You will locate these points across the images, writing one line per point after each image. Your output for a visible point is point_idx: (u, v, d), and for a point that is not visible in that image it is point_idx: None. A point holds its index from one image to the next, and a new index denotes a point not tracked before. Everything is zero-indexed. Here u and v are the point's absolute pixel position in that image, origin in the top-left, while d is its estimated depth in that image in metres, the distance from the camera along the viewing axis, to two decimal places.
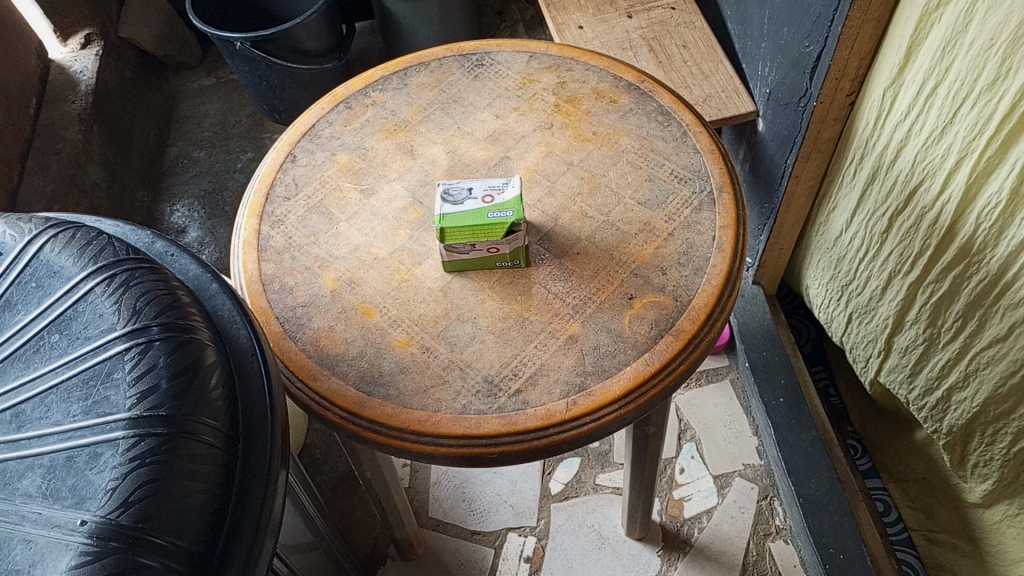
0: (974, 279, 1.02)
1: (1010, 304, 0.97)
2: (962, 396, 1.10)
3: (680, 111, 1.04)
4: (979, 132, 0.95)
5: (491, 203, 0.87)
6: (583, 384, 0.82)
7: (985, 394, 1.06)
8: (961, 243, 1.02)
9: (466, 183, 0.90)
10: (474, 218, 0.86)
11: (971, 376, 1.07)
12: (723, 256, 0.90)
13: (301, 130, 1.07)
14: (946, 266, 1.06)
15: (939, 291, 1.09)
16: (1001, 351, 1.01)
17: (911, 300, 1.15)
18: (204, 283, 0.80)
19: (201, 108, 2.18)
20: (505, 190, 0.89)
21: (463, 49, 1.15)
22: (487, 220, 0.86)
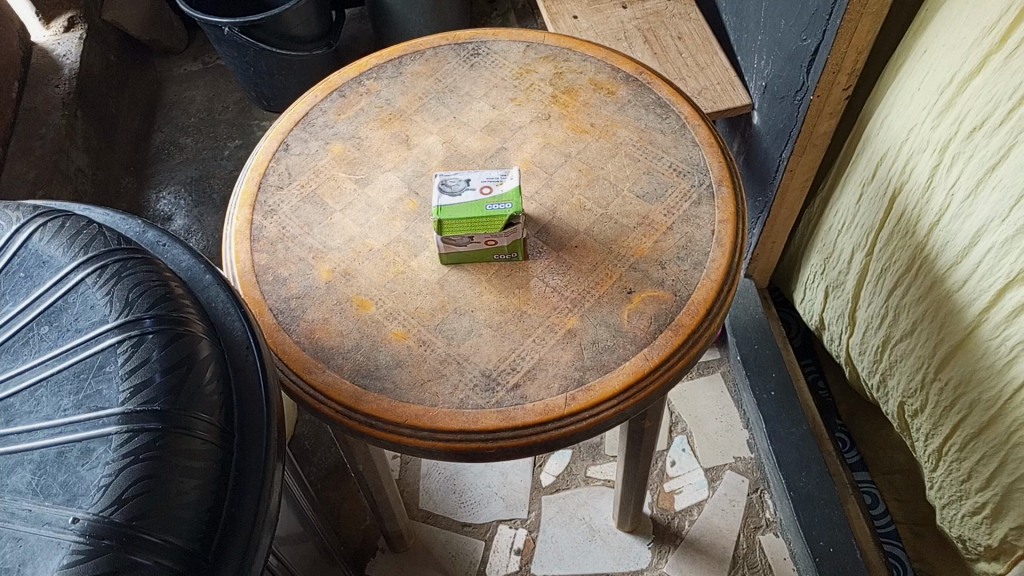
0: (919, 263, 1.09)
1: (941, 300, 1.05)
2: (899, 378, 1.18)
3: (678, 104, 1.03)
4: (951, 122, 1.00)
5: (489, 194, 0.86)
6: (582, 379, 0.82)
7: (912, 379, 1.15)
8: (915, 232, 1.09)
9: (464, 174, 0.89)
10: (471, 211, 0.85)
11: (904, 362, 1.16)
12: (722, 250, 0.89)
13: (294, 118, 1.05)
14: (899, 252, 1.13)
15: (891, 273, 1.16)
16: (926, 342, 1.10)
17: (871, 280, 1.22)
18: (198, 274, 0.78)
19: (187, 94, 2.14)
20: (503, 183, 0.87)
21: (458, 38, 1.13)
22: (484, 213, 0.84)
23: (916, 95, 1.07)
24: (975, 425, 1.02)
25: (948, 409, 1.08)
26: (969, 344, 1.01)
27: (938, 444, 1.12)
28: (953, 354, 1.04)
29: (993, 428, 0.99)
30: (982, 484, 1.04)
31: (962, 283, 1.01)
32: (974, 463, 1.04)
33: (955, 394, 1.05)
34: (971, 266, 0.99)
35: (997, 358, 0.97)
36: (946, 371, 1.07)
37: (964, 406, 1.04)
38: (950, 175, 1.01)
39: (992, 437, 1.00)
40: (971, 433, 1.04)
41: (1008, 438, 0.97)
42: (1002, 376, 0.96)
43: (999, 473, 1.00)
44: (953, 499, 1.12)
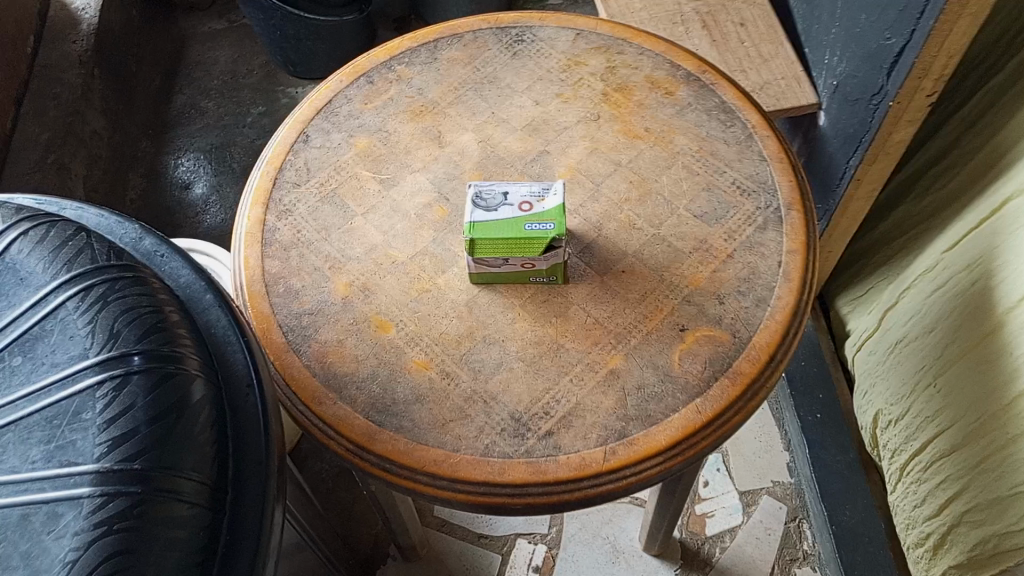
0: (978, 266, 1.07)
1: (962, 310, 1.09)
2: (890, 385, 1.23)
3: (745, 109, 0.91)
4: None
5: (529, 211, 0.76)
6: (624, 430, 0.73)
7: (902, 385, 1.19)
8: (971, 241, 1.10)
9: (501, 185, 0.79)
10: (508, 229, 0.75)
11: (910, 364, 1.18)
12: (789, 286, 0.79)
13: (315, 106, 0.95)
14: (946, 257, 1.15)
15: (946, 272, 1.13)
16: (934, 346, 1.13)
17: (925, 275, 1.19)
18: (197, 293, 0.69)
19: (210, 54, 2.03)
20: (546, 199, 0.77)
21: (501, 21, 1.01)
22: (523, 233, 0.75)
23: None
24: (952, 440, 1.08)
25: (953, 412, 1.08)
26: (974, 355, 1.05)
27: (904, 462, 1.19)
28: (959, 362, 1.08)
29: (967, 446, 1.05)
30: (934, 511, 1.10)
31: (998, 285, 1.03)
32: (932, 486, 1.11)
33: (943, 404, 1.10)
34: (1004, 276, 1.02)
35: (996, 373, 1.01)
36: (943, 379, 1.11)
37: (948, 418, 1.09)
38: None
39: (963, 455, 1.05)
40: (944, 449, 1.09)
41: (979, 459, 1.02)
42: (996, 393, 1.01)
43: (954, 496, 1.06)
44: (904, 520, 1.18)
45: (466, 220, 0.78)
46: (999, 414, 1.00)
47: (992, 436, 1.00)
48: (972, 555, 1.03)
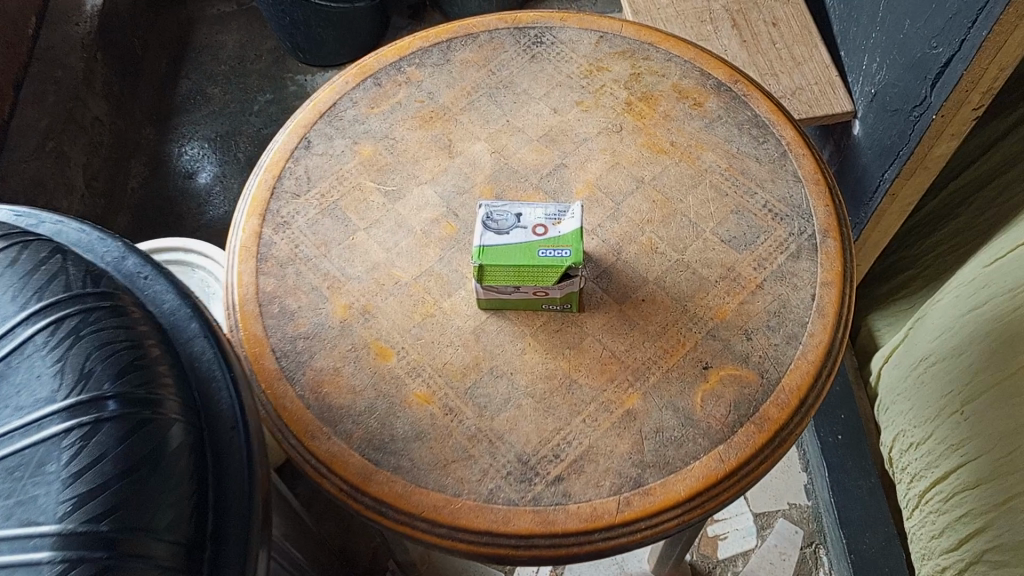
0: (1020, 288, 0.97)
1: (1002, 334, 0.99)
2: (913, 406, 1.14)
3: (779, 124, 0.85)
4: None
5: (544, 236, 0.70)
6: (640, 477, 0.67)
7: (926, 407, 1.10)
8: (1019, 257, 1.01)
9: (514, 206, 0.73)
10: (521, 255, 0.69)
11: (935, 385, 1.09)
12: (823, 322, 0.73)
13: (318, 108, 0.89)
14: (985, 274, 1.05)
15: (981, 290, 1.04)
16: (963, 368, 1.03)
17: (958, 290, 1.09)
18: (181, 322, 0.64)
19: (218, 37, 1.97)
20: (562, 222, 0.71)
21: (520, 21, 0.95)
22: (536, 260, 0.69)
23: None
24: (977, 472, 0.98)
25: (981, 444, 0.99)
26: (1013, 384, 0.96)
27: (922, 489, 1.10)
28: (992, 391, 0.99)
29: (997, 480, 0.96)
30: (951, 546, 1.02)
31: None
32: (953, 518, 1.02)
33: (971, 432, 1.01)
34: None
35: None
36: (973, 406, 1.01)
37: (972, 449, 1.00)
38: None
39: (991, 489, 0.96)
40: (968, 480, 1.00)
41: (1008, 496, 0.93)
42: None
43: (977, 532, 0.97)
44: (921, 550, 1.11)
45: (475, 242, 0.72)
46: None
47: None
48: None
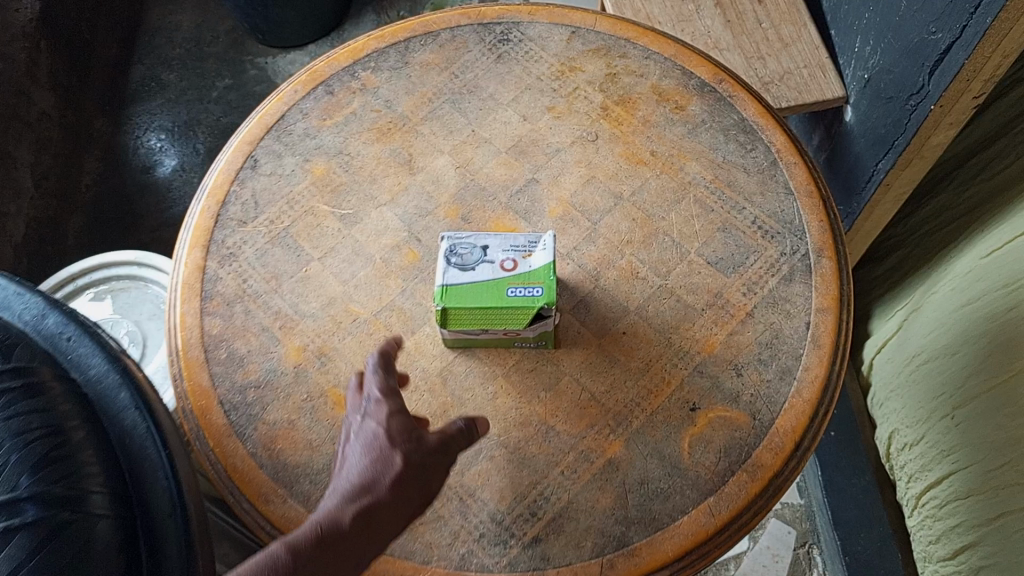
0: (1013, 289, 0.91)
1: (994, 337, 0.93)
2: (905, 404, 1.08)
3: (768, 128, 0.78)
4: None
5: (512, 272, 0.63)
6: (624, 537, 0.62)
7: (919, 408, 1.04)
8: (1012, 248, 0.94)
9: (480, 237, 0.66)
10: (488, 295, 0.63)
11: (926, 386, 1.03)
12: (818, 355, 0.67)
13: (265, 122, 0.81)
14: (975, 266, 0.98)
15: (972, 286, 0.97)
16: (953, 371, 0.97)
17: (948, 283, 1.03)
18: (110, 391, 0.57)
19: (172, 18, 1.85)
20: (532, 255, 0.65)
21: (484, 16, 0.87)
22: (504, 301, 0.62)
23: None
24: (969, 482, 0.94)
25: (972, 452, 0.94)
26: (1002, 392, 0.90)
27: (919, 491, 1.05)
28: (983, 398, 0.93)
29: (987, 493, 0.91)
30: (948, 554, 0.98)
31: None
32: (948, 527, 0.98)
33: (961, 439, 0.96)
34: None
35: None
36: (963, 412, 0.96)
37: (964, 457, 0.95)
38: None
39: (981, 502, 0.91)
40: (960, 490, 0.95)
41: (999, 511, 0.89)
42: None
43: (970, 545, 0.93)
44: (920, 553, 1.06)
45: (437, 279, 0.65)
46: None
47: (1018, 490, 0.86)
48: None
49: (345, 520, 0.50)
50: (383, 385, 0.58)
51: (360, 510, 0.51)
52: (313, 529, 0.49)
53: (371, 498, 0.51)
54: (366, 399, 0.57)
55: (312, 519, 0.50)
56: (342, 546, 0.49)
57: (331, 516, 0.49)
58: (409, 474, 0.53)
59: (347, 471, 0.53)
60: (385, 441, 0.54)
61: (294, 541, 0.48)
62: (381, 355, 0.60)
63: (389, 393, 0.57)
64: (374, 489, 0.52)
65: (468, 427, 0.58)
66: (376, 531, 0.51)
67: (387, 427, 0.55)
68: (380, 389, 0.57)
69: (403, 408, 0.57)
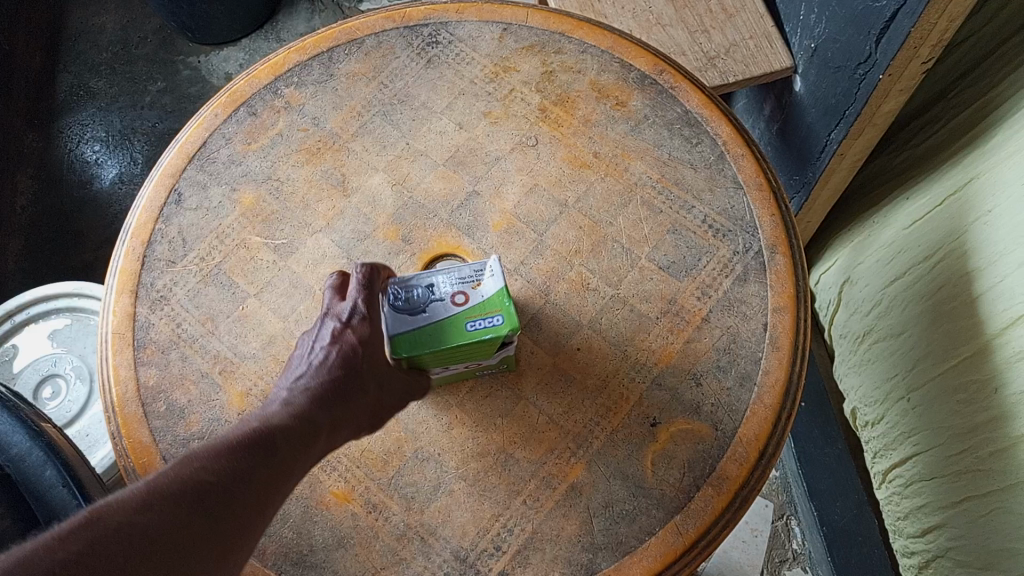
0: (956, 271, 0.89)
1: (940, 319, 0.92)
2: (864, 381, 1.08)
3: (713, 120, 0.75)
4: None
5: (467, 304, 0.59)
6: (592, 563, 0.60)
7: (879, 387, 1.04)
8: (946, 221, 0.92)
9: (423, 273, 0.61)
10: (447, 335, 0.58)
11: (881, 366, 1.03)
12: (778, 357, 0.66)
13: (186, 151, 0.76)
14: (913, 242, 0.97)
15: (914, 265, 0.96)
16: (906, 353, 0.97)
17: (889, 258, 1.01)
18: (34, 471, 0.54)
19: (95, 20, 1.77)
20: (483, 282, 0.60)
21: (410, 18, 0.82)
22: (467, 336, 0.57)
23: None
24: (932, 465, 0.94)
25: (931, 434, 0.93)
26: (953, 375, 0.89)
27: (885, 467, 1.06)
28: (934, 381, 0.92)
29: (949, 476, 0.91)
30: (919, 531, 0.99)
31: (979, 300, 0.85)
32: (917, 506, 0.98)
33: (919, 422, 0.95)
34: (991, 284, 0.84)
35: (979, 407, 0.85)
36: (918, 395, 0.95)
37: (924, 440, 0.95)
38: (1011, 186, 0.82)
39: (946, 486, 0.91)
40: (924, 473, 0.95)
41: (962, 495, 0.89)
42: (980, 431, 0.85)
43: (939, 526, 0.93)
44: (892, 526, 1.07)
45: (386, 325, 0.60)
46: (988, 452, 0.84)
47: (978, 476, 0.86)
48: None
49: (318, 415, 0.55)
50: (366, 300, 0.60)
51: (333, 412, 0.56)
52: (291, 419, 0.53)
53: (344, 399, 0.56)
54: (350, 309, 0.59)
55: (284, 408, 0.54)
56: (313, 439, 0.54)
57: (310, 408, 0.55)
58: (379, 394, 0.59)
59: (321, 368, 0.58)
60: (364, 359, 0.58)
61: (271, 421, 0.53)
62: (370, 271, 0.61)
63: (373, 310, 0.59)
64: (351, 391, 0.57)
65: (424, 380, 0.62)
66: (336, 433, 0.56)
67: (366, 348, 0.58)
68: (364, 302, 0.59)
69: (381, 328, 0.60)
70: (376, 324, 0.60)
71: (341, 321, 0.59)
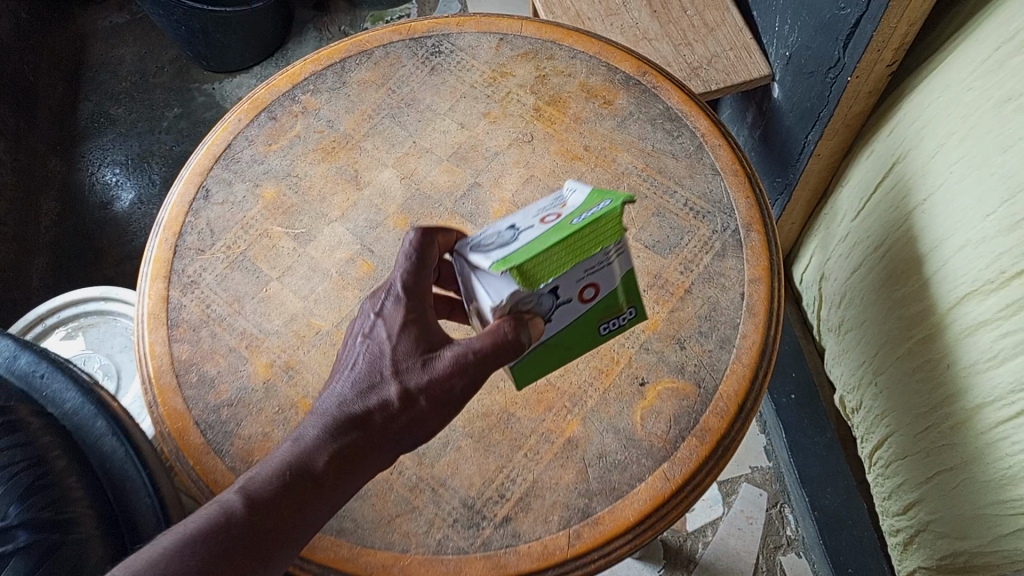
0: (903, 262, 0.96)
1: (896, 308, 0.98)
2: (844, 370, 1.15)
3: (692, 115, 0.83)
4: (973, 120, 0.85)
5: (562, 215, 0.53)
6: (587, 508, 0.66)
7: (855, 375, 1.11)
8: (887, 216, 0.99)
9: (504, 227, 0.56)
10: (556, 233, 0.50)
11: (855, 355, 1.09)
12: (754, 322, 0.72)
13: (213, 152, 0.84)
14: (865, 239, 1.04)
15: (868, 259, 1.03)
16: (873, 341, 1.04)
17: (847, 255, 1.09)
18: (86, 421, 0.61)
19: (115, 52, 1.87)
20: (569, 201, 0.56)
21: (415, 30, 0.91)
22: (579, 225, 0.50)
23: (954, 77, 0.89)
24: (904, 444, 0.99)
25: (900, 415, 0.99)
26: (911, 357, 0.96)
27: (868, 451, 1.12)
28: (897, 365, 0.99)
29: (919, 453, 0.96)
30: (902, 508, 1.04)
31: (926, 285, 0.92)
32: (897, 484, 1.04)
33: (890, 404, 1.02)
34: (935, 268, 0.91)
35: (936, 384, 0.91)
36: (886, 378, 1.01)
37: (896, 422, 1.01)
38: (940, 179, 0.90)
39: (918, 462, 0.97)
40: (899, 453, 1.01)
41: (932, 470, 0.94)
42: (940, 407, 0.91)
43: (918, 501, 0.99)
44: (878, 507, 1.13)
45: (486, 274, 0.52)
46: (949, 426, 0.90)
47: (943, 450, 0.91)
48: (938, 562, 0.97)
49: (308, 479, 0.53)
50: (406, 282, 0.59)
51: (337, 455, 0.55)
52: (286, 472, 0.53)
53: (352, 440, 0.55)
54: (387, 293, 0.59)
55: (292, 453, 0.54)
56: (312, 489, 0.53)
57: (310, 454, 0.54)
58: (403, 414, 0.56)
59: (343, 388, 0.57)
60: (389, 361, 0.57)
61: (265, 483, 0.53)
62: (419, 245, 0.59)
63: (410, 295, 0.58)
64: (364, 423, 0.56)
65: (516, 339, 0.54)
66: (351, 469, 0.55)
67: (396, 340, 0.57)
68: (403, 285, 0.59)
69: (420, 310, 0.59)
70: (418, 304, 0.59)
71: (376, 310, 0.59)
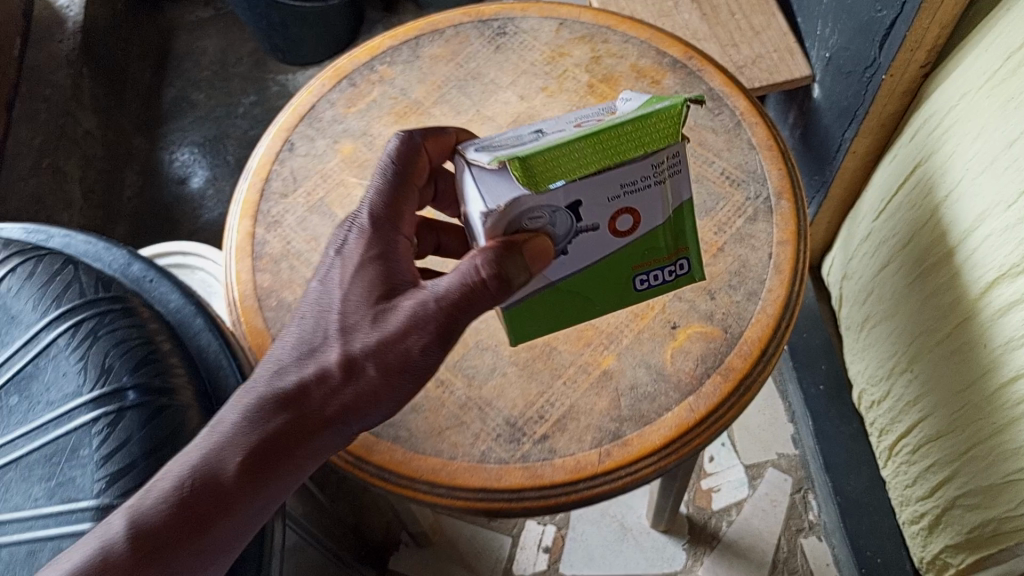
0: (940, 252, 1.00)
1: (932, 295, 1.02)
2: (873, 362, 1.19)
3: (732, 96, 0.90)
4: (993, 117, 0.90)
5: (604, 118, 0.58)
6: (618, 431, 0.73)
7: (886, 365, 1.15)
8: (921, 211, 1.04)
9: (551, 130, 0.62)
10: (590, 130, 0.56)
11: (887, 345, 1.13)
12: (780, 279, 0.79)
13: (298, 112, 0.94)
14: (899, 234, 1.09)
15: (905, 251, 1.07)
16: (909, 329, 1.07)
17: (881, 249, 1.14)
18: (187, 319, 0.72)
19: (198, 43, 2.01)
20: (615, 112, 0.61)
21: (483, 14, 1.00)
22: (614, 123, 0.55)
23: (972, 79, 0.95)
24: (938, 425, 1.02)
25: (936, 399, 1.02)
26: (950, 341, 0.99)
27: (894, 440, 1.15)
28: (936, 351, 1.02)
29: (953, 432, 0.99)
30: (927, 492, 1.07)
31: (960, 270, 0.96)
32: (924, 468, 1.07)
33: (922, 391, 1.05)
34: (967, 254, 0.95)
35: (973, 364, 0.95)
36: (921, 364, 1.05)
37: (930, 405, 1.04)
38: (968, 171, 0.94)
39: (950, 442, 1.00)
40: (930, 436, 1.04)
41: (964, 448, 0.97)
42: (975, 385, 0.94)
43: (945, 481, 1.01)
44: (901, 496, 1.16)
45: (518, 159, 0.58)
46: (982, 403, 0.93)
47: (976, 426, 0.94)
48: (963, 539, 0.99)
49: (227, 472, 0.55)
50: (370, 216, 0.65)
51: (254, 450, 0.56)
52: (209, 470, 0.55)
53: (274, 429, 0.57)
54: (352, 224, 0.65)
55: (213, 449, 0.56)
56: (239, 483, 0.55)
57: (225, 454, 0.56)
58: (344, 388, 0.59)
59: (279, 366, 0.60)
60: (335, 322, 0.61)
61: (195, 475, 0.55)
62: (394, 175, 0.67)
63: (372, 229, 0.64)
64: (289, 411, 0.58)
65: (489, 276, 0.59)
66: (283, 455, 0.57)
67: (356, 277, 0.62)
68: (365, 219, 0.65)
69: (387, 238, 0.64)
70: (381, 237, 0.64)
71: (340, 244, 0.65)
